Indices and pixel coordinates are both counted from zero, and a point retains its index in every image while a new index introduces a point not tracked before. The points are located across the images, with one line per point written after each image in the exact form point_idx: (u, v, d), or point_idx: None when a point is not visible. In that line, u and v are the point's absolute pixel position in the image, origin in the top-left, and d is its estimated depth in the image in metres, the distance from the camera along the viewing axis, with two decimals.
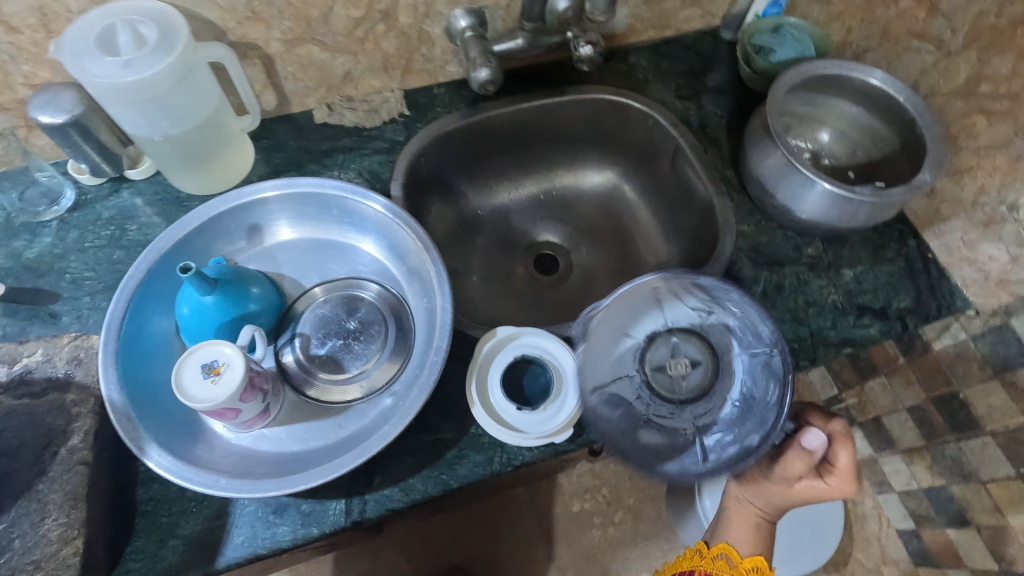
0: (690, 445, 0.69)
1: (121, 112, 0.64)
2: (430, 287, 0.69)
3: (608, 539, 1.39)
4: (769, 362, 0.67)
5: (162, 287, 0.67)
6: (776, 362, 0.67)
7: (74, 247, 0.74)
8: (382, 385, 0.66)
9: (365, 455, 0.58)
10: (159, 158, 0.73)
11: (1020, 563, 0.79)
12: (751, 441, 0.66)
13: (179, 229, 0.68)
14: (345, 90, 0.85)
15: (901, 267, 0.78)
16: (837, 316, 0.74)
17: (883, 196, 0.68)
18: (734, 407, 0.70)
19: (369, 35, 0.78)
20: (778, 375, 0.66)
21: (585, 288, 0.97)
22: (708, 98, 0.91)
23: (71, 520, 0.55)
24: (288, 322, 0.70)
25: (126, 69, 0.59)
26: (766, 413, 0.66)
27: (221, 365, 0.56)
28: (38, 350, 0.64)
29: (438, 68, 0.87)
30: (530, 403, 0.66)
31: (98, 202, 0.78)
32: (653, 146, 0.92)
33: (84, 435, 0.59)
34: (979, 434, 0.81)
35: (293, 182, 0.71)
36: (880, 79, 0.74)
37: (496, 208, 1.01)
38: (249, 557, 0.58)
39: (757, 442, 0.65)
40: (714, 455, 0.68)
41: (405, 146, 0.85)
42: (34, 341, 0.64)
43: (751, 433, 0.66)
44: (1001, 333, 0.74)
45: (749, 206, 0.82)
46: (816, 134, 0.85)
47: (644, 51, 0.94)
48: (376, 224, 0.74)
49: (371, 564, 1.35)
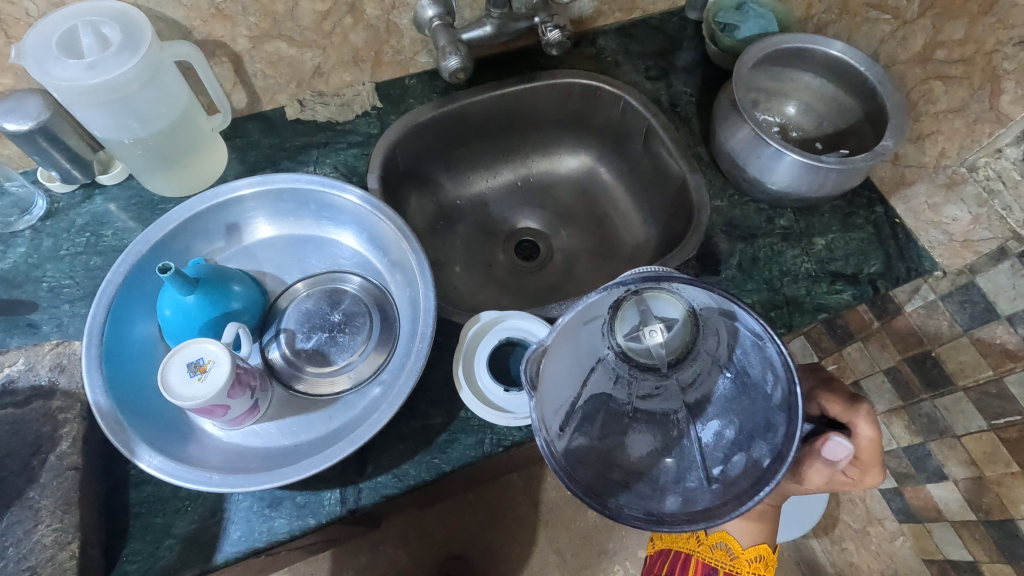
0: (689, 449, 0.56)
1: (89, 115, 0.63)
2: (412, 276, 0.70)
3: (604, 519, 1.41)
4: (766, 351, 0.52)
5: (142, 290, 0.67)
6: (772, 351, 0.51)
7: (50, 255, 0.73)
8: (369, 375, 0.67)
9: (357, 443, 0.58)
10: (130, 161, 0.72)
11: (996, 512, 0.82)
12: (761, 458, 0.49)
13: (157, 231, 0.68)
14: (316, 85, 0.85)
15: (870, 233, 0.80)
16: (811, 283, 0.76)
17: (849, 163, 0.70)
18: (730, 386, 0.58)
19: (337, 28, 0.78)
20: (779, 368, 0.50)
21: (566, 272, 0.98)
22: (677, 77, 0.92)
23: (65, 525, 0.55)
24: (272, 319, 0.70)
25: (91, 71, 0.59)
26: (771, 413, 0.51)
27: (206, 362, 0.56)
28: (19, 359, 0.63)
29: (409, 59, 0.87)
30: (517, 384, 0.68)
31: (70, 209, 0.77)
32: (626, 127, 0.94)
33: (72, 441, 0.59)
34: (952, 390, 0.84)
35: (268, 179, 0.72)
36: (840, 50, 0.76)
37: (474, 196, 1.01)
38: (246, 552, 0.58)
39: (768, 462, 0.48)
40: (723, 471, 0.52)
41: (381, 139, 0.85)
42: (14, 351, 0.64)
43: (759, 442, 0.51)
44: (968, 291, 0.77)
45: (722, 181, 0.84)
46: (783, 108, 0.87)
47: (612, 34, 0.95)
48: (355, 216, 0.74)
49: (371, 559, 1.36)
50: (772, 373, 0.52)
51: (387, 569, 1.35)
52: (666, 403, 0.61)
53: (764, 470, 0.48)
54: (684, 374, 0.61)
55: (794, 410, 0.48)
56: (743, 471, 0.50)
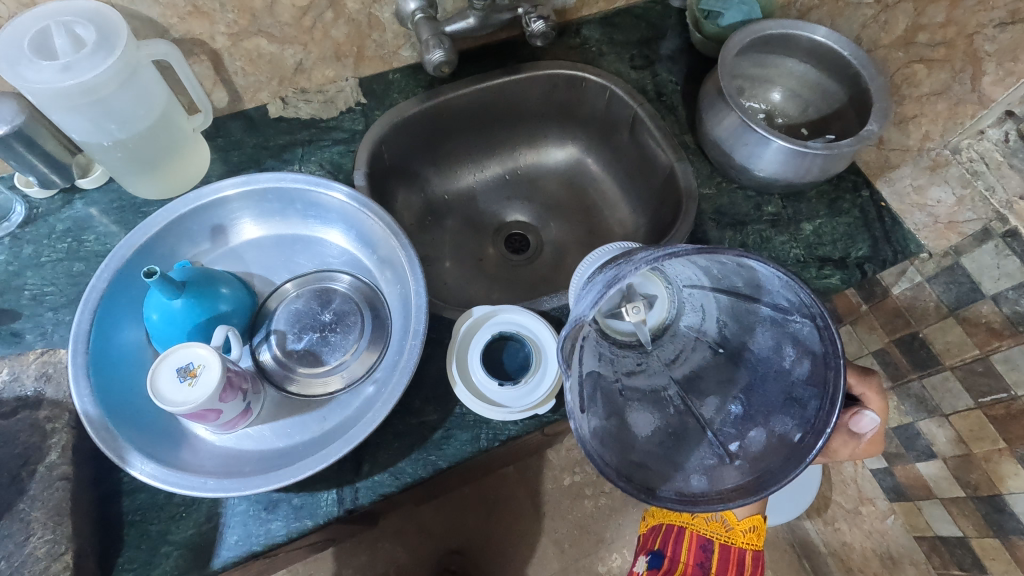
0: (688, 421, 0.56)
1: (66, 118, 0.62)
2: (402, 272, 0.69)
3: (601, 508, 1.42)
4: (789, 325, 0.52)
5: (127, 295, 0.66)
6: (797, 326, 0.51)
7: (31, 262, 0.72)
8: (362, 374, 0.66)
9: (352, 443, 0.58)
10: (110, 164, 0.71)
11: (984, 488, 0.84)
12: (788, 432, 0.50)
13: (140, 235, 0.67)
14: (298, 82, 0.84)
15: (856, 217, 0.81)
16: (800, 269, 0.77)
17: (834, 148, 0.70)
18: (718, 357, 0.59)
19: (317, 23, 0.77)
20: (804, 343, 0.51)
21: (557, 264, 0.98)
22: (661, 65, 0.92)
23: (58, 536, 0.54)
24: (261, 320, 0.69)
25: (65, 72, 0.57)
26: (784, 386, 0.52)
27: (196, 367, 0.56)
28: (4, 369, 0.62)
29: (391, 54, 0.86)
30: (511, 378, 0.67)
31: (51, 215, 0.75)
32: (612, 117, 0.94)
33: (62, 450, 0.58)
34: (939, 369, 0.85)
35: (252, 178, 0.70)
36: (824, 36, 0.76)
37: (462, 191, 1.01)
38: (244, 555, 0.58)
39: (798, 438, 0.49)
40: (740, 447, 0.52)
41: (365, 136, 0.84)
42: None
43: (781, 417, 0.51)
44: (953, 272, 0.78)
45: (709, 169, 0.84)
46: (768, 94, 0.87)
47: (595, 24, 0.95)
48: (342, 214, 0.73)
49: (370, 556, 1.36)
50: (791, 347, 0.52)
51: (386, 566, 1.36)
52: (652, 379, 0.60)
53: (797, 444, 0.48)
54: (664, 350, 0.62)
55: (831, 386, 0.48)
56: (768, 447, 0.50)
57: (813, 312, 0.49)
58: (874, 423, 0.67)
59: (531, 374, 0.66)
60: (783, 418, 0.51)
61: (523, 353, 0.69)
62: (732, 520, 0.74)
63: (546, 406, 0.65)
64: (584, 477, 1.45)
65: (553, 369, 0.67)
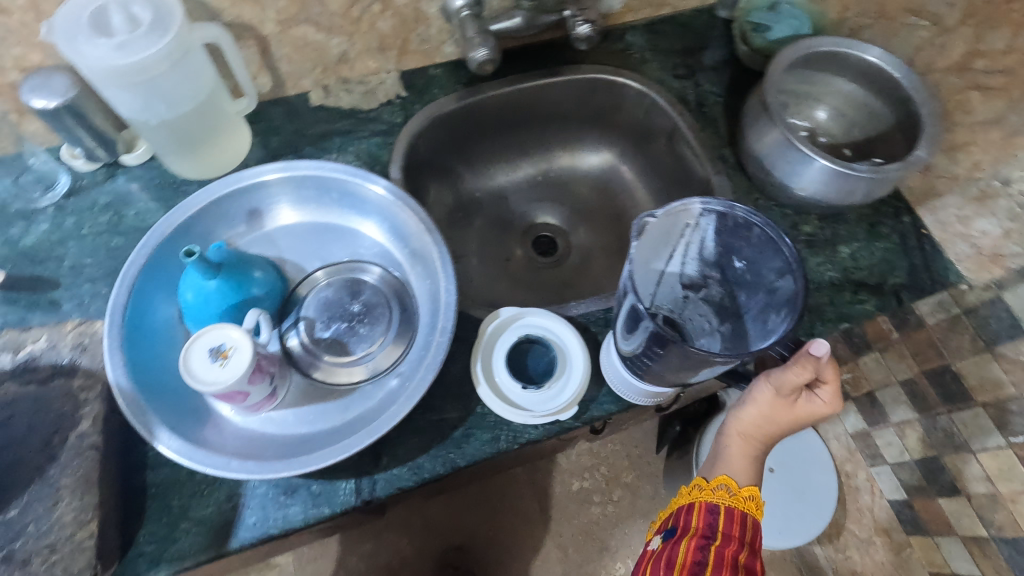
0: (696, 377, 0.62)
1: (115, 95, 0.63)
2: (433, 269, 0.69)
3: (607, 516, 1.42)
4: (778, 290, 0.62)
5: (164, 274, 0.67)
6: (789, 280, 0.60)
7: (73, 233, 0.74)
8: (387, 367, 0.67)
9: (375, 435, 0.58)
10: (155, 142, 0.72)
11: (1009, 530, 0.82)
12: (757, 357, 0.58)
13: (179, 214, 0.68)
14: (341, 71, 0.84)
15: (895, 243, 0.79)
16: (834, 292, 0.75)
17: (880, 172, 0.69)
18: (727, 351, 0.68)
19: (364, 15, 0.77)
20: (789, 299, 0.60)
21: (584, 271, 0.97)
22: (704, 76, 0.91)
23: (84, 504, 0.55)
24: (290, 306, 0.70)
25: (121, 50, 0.58)
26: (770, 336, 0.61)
27: (228, 348, 0.56)
28: (43, 337, 0.64)
29: (434, 49, 0.86)
30: (535, 382, 0.67)
31: (94, 187, 0.77)
32: (651, 126, 0.93)
33: (93, 420, 0.59)
34: (970, 406, 0.82)
35: (291, 164, 0.71)
36: (877, 56, 0.75)
37: (493, 189, 1.01)
38: (261, 537, 0.59)
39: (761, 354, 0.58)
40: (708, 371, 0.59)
41: (404, 129, 0.84)
42: (38, 329, 0.65)
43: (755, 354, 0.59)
44: (994, 307, 0.75)
45: (747, 185, 0.83)
46: (813, 111, 0.85)
47: (639, 30, 0.94)
48: (379, 207, 0.73)
49: (374, 545, 1.37)
50: (778, 314, 0.62)
51: (389, 557, 1.37)
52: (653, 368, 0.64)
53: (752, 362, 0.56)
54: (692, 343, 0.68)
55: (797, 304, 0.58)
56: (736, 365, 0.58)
57: (795, 267, 0.58)
58: (825, 345, 0.59)
59: (555, 379, 0.66)
60: (776, 318, 0.63)
61: (547, 358, 0.69)
62: (734, 485, 0.67)
63: (567, 413, 0.64)
64: (592, 484, 1.44)
65: (577, 376, 0.67)
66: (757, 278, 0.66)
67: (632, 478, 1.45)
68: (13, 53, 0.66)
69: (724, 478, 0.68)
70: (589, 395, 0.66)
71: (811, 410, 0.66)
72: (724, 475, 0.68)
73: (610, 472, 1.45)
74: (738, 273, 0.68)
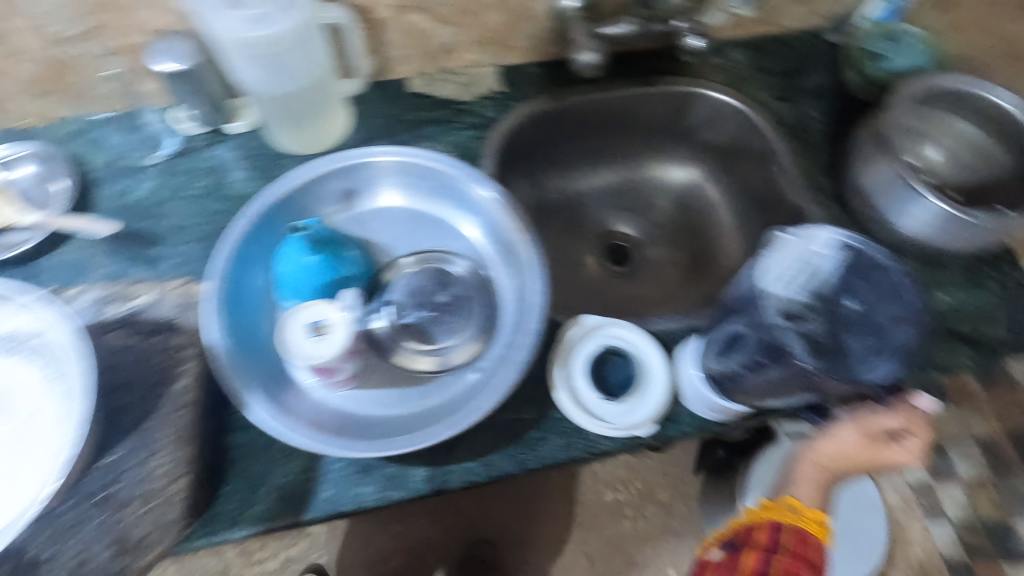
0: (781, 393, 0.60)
1: (241, 67, 0.65)
2: (521, 268, 0.70)
3: (637, 531, 1.40)
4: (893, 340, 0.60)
5: (267, 242, 0.69)
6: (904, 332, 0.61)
7: (174, 194, 0.76)
8: (466, 361, 0.67)
9: (459, 428, 0.60)
10: (268, 112, 0.75)
11: None
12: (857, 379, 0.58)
13: (283, 186, 0.70)
14: (440, 61, 0.84)
15: (997, 293, 0.75)
16: (930, 343, 0.70)
17: (998, 221, 0.69)
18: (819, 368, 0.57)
19: (474, 7, 0.77)
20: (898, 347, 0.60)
21: (656, 288, 0.96)
22: (806, 100, 0.88)
23: (175, 459, 0.57)
24: (378, 287, 0.70)
25: (257, 23, 0.61)
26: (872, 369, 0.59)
27: (326, 324, 0.58)
28: (149, 292, 0.66)
29: (535, 46, 0.85)
30: (613, 393, 0.66)
31: (197, 152, 0.79)
32: (743, 146, 0.91)
33: (188, 379, 0.61)
34: None
35: (400, 151, 0.73)
36: (1005, 98, 0.73)
37: (571, 193, 1.00)
38: (333, 513, 0.60)
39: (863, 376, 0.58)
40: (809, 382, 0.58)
41: (497, 124, 0.84)
42: (144, 285, 0.67)
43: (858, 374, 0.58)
44: None
45: (842, 217, 0.80)
46: (922, 149, 0.81)
47: (741, 47, 0.92)
48: (472, 200, 0.74)
49: (404, 527, 1.38)
50: (888, 360, 0.59)
51: (418, 541, 1.38)
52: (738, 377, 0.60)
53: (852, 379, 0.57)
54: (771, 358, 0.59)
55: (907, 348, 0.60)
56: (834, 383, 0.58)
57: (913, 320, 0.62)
58: (932, 401, 0.62)
59: (636, 395, 0.65)
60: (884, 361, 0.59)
61: (627, 370, 0.68)
62: (794, 505, 0.63)
63: (646, 429, 0.64)
64: (625, 497, 1.43)
65: (657, 393, 0.66)
66: (876, 330, 0.61)
67: (666, 497, 1.43)
68: (143, 16, 0.69)
69: (787, 502, 0.64)
70: (668, 414, 0.65)
71: (893, 458, 0.64)
72: (786, 498, 0.64)
73: (645, 488, 1.43)
74: (843, 309, 0.62)
